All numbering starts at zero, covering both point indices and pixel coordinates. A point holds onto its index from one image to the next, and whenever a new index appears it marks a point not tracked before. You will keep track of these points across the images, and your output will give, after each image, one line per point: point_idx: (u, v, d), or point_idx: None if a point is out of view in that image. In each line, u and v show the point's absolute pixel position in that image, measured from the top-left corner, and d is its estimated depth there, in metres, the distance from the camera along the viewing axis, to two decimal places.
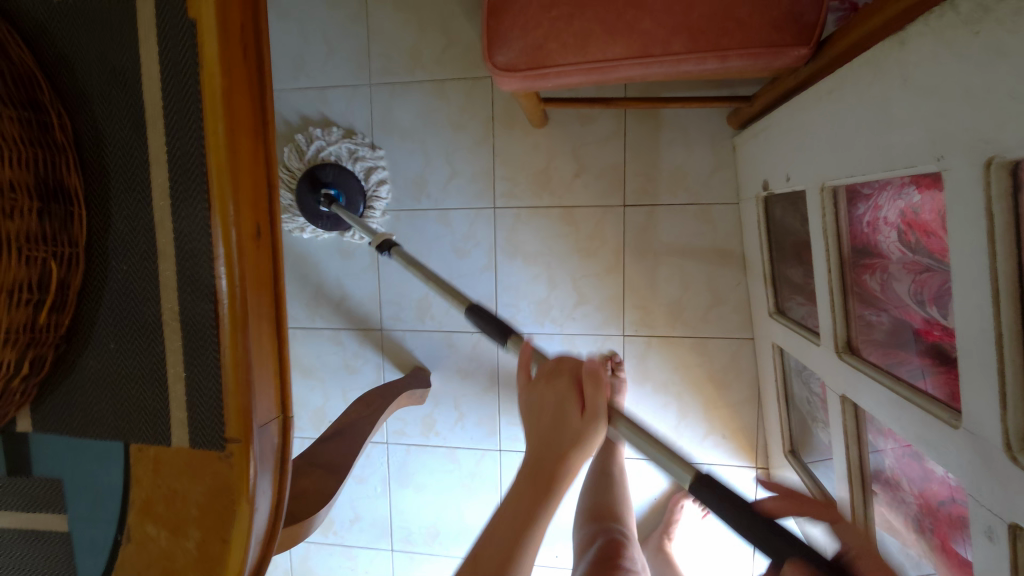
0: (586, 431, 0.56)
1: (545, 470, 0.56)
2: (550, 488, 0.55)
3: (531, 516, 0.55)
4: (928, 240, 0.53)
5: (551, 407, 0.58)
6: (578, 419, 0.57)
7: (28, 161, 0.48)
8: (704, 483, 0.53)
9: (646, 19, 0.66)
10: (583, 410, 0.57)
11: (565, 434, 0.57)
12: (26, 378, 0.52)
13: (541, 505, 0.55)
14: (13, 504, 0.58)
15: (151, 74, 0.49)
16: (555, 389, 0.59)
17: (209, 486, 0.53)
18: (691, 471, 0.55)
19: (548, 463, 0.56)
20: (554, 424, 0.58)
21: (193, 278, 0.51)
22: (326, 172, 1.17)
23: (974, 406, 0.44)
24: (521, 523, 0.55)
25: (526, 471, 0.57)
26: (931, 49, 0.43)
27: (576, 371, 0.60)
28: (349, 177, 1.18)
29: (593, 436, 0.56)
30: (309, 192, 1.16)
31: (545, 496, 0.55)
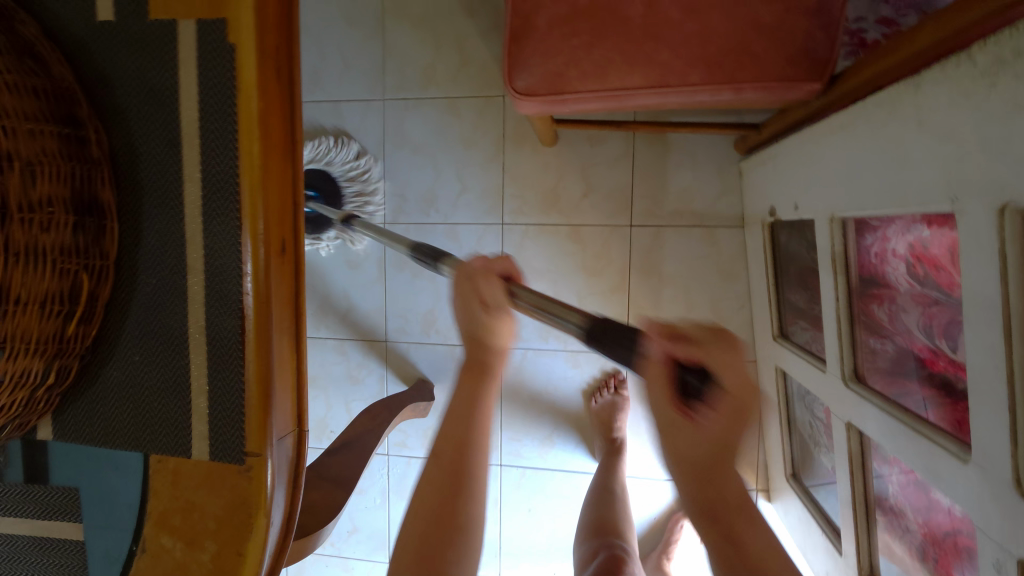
0: (497, 322, 0.63)
1: (476, 354, 0.67)
2: (485, 371, 0.68)
3: (472, 404, 0.67)
4: (936, 275, 0.54)
5: (463, 302, 0.62)
6: (483, 313, 0.62)
7: (64, 175, 0.48)
8: (594, 328, 0.48)
9: (665, 50, 0.67)
10: (486, 306, 0.61)
11: (481, 325, 0.63)
12: (50, 388, 0.53)
13: (477, 396, 0.67)
14: (29, 511, 0.59)
15: (189, 94, 0.50)
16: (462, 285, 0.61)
17: (227, 498, 0.53)
18: (575, 314, 0.51)
19: (477, 355, 0.67)
20: (464, 317, 0.63)
21: (221, 293, 0.52)
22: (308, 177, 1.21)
23: (984, 442, 0.45)
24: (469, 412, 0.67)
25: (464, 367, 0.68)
26: (947, 96, 0.45)
27: (471, 269, 0.61)
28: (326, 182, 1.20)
29: (501, 322, 0.63)
30: None
31: (481, 376, 0.67)
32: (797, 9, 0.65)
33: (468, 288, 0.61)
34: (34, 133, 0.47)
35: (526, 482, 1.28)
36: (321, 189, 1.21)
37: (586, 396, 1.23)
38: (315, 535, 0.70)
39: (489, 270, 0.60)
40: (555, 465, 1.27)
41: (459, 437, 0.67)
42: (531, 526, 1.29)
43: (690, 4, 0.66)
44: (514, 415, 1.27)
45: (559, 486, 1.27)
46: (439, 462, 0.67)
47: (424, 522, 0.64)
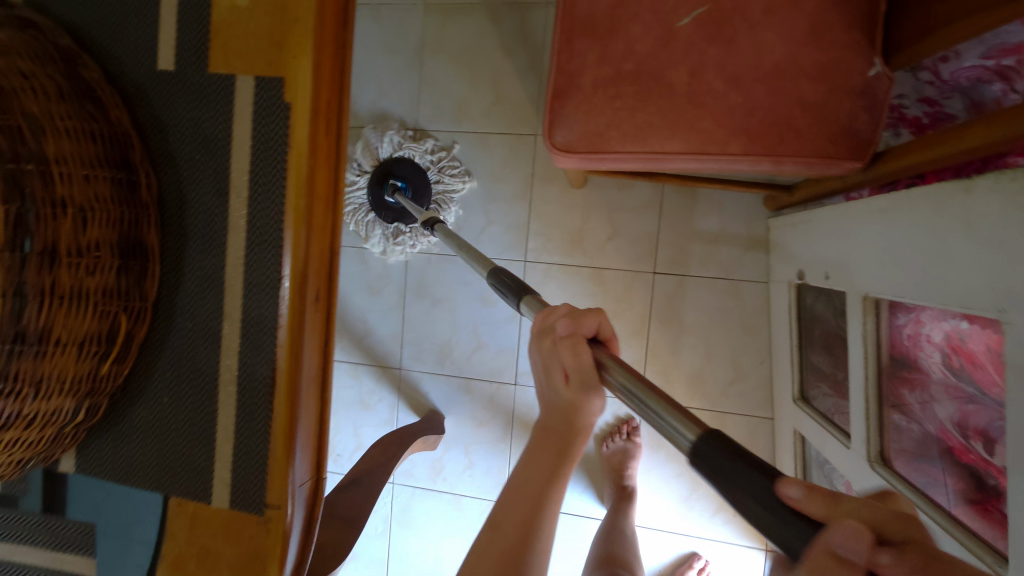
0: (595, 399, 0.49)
1: (559, 434, 0.52)
2: (568, 451, 0.52)
3: (546, 481, 0.52)
4: (973, 370, 0.54)
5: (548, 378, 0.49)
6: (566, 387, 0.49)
7: (114, 219, 0.49)
8: (707, 442, 0.35)
9: (707, 119, 0.68)
10: (569, 378, 0.48)
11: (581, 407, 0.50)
12: (79, 424, 0.53)
13: (551, 473, 0.52)
14: (41, 542, 0.58)
15: (241, 146, 0.51)
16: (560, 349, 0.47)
17: (243, 548, 0.53)
18: (696, 427, 0.36)
19: (564, 430, 0.51)
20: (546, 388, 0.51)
21: (255, 341, 0.52)
22: (401, 169, 1.20)
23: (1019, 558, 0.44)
24: (534, 496, 0.53)
25: (538, 437, 0.53)
26: (999, 205, 0.45)
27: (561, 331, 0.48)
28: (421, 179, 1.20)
29: (592, 400, 0.49)
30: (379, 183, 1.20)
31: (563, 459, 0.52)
32: (842, 89, 0.65)
33: (550, 351, 0.49)
34: (89, 178, 0.47)
35: None
36: (411, 182, 1.20)
37: (598, 441, 1.23)
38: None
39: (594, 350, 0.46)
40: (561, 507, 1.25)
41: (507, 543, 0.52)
42: None
43: (735, 77, 0.67)
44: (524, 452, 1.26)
45: (563, 529, 1.25)
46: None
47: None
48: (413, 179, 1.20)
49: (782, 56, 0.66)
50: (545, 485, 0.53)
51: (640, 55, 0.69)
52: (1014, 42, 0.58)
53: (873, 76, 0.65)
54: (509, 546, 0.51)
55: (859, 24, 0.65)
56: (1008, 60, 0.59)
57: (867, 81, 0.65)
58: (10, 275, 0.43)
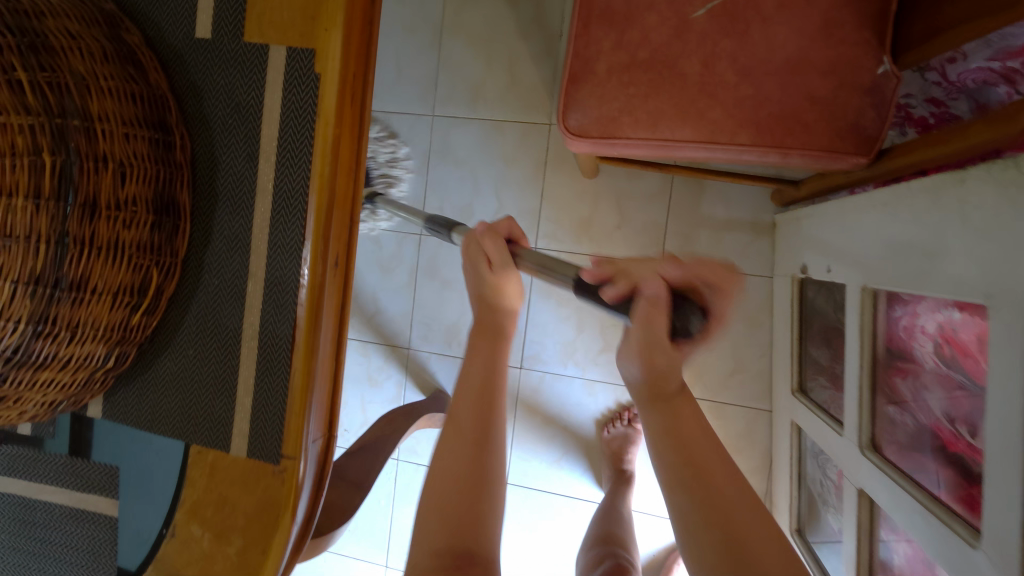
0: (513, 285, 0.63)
1: (489, 321, 0.66)
2: (500, 336, 0.66)
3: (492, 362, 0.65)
4: (964, 360, 0.56)
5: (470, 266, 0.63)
6: (489, 273, 0.61)
7: (150, 177, 0.52)
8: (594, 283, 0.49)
9: (718, 109, 0.70)
10: (491, 263, 0.60)
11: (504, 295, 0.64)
12: (108, 371, 0.56)
13: (493, 352, 0.66)
14: (69, 484, 0.62)
15: (272, 114, 0.54)
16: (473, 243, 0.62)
17: (258, 497, 0.56)
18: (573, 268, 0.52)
19: (491, 318, 0.66)
20: (475, 283, 0.64)
21: (278, 301, 0.55)
22: None
23: (995, 532, 0.46)
24: (488, 373, 0.64)
25: (477, 332, 0.67)
26: (992, 197, 0.47)
27: (475, 236, 0.61)
28: None
29: (508, 279, 0.61)
30: None
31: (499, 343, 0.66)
32: (851, 85, 0.67)
33: (471, 246, 0.61)
34: (128, 137, 0.50)
35: (530, 502, 1.30)
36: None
37: (598, 426, 1.25)
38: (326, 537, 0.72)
39: (491, 226, 0.60)
40: (560, 488, 1.28)
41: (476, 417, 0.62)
42: (530, 546, 1.30)
43: (746, 68, 0.69)
44: (526, 433, 1.29)
45: (561, 509, 1.28)
46: (452, 445, 0.61)
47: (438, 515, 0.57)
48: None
49: (793, 50, 0.68)
50: (492, 361, 0.65)
51: (654, 45, 0.71)
52: (1018, 45, 0.59)
53: (882, 73, 0.67)
54: (479, 407, 0.62)
55: (870, 23, 0.67)
56: (1014, 62, 0.60)
57: (876, 79, 0.67)
58: (54, 223, 0.46)
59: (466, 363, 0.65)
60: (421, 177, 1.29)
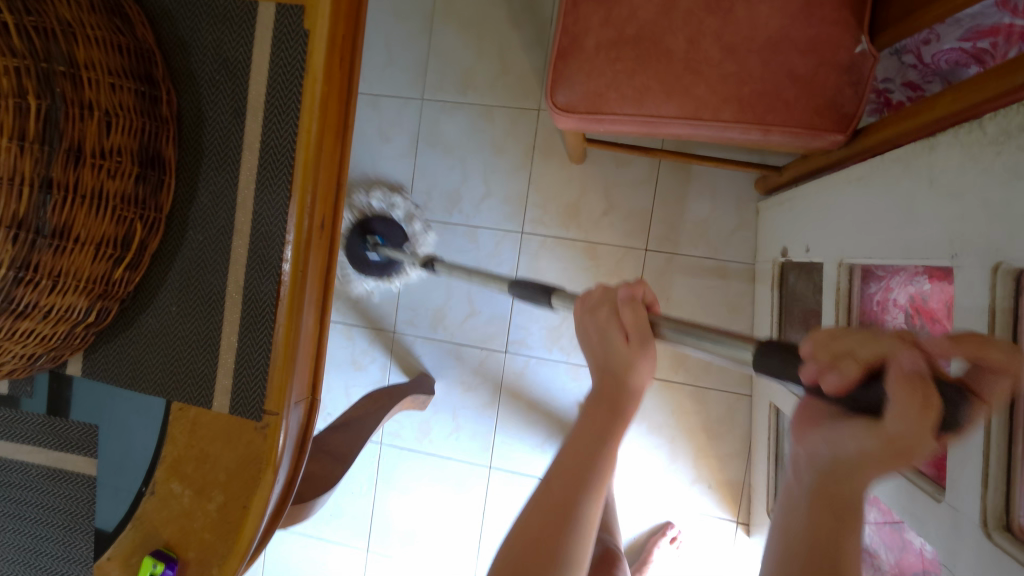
0: (643, 355, 0.52)
1: (611, 387, 0.53)
2: (621, 405, 0.53)
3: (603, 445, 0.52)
4: (932, 327, 0.58)
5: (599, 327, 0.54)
6: (624, 346, 0.52)
7: (136, 129, 0.52)
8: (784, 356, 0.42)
9: (701, 85, 0.71)
10: (629, 338, 0.52)
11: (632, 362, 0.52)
12: (89, 326, 0.56)
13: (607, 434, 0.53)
14: (46, 443, 0.61)
15: (260, 70, 0.54)
16: (602, 308, 0.54)
17: (241, 453, 0.56)
18: (751, 344, 0.46)
19: (613, 388, 0.53)
20: (602, 347, 0.54)
21: (263, 258, 0.55)
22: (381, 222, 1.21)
23: (959, 485, 0.48)
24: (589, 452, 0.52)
25: (591, 399, 0.54)
26: (958, 159, 0.49)
27: (615, 296, 0.55)
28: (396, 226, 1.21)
29: (645, 358, 0.52)
30: (357, 239, 1.20)
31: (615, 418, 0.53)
32: (830, 64, 0.69)
33: (604, 316, 0.54)
34: (115, 87, 0.50)
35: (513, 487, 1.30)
36: (389, 235, 1.21)
37: None
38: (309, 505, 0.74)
39: (632, 294, 0.53)
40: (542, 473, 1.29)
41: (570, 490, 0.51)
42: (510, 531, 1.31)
43: (730, 46, 0.70)
44: (510, 417, 1.29)
45: None
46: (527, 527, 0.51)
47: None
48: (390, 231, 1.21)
49: (775, 29, 0.69)
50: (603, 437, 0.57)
51: (642, 21, 0.72)
52: (989, 24, 0.62)
53: (859, 53, 0.69)
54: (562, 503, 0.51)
55: (849, 4, 0.69)
56: (984, 43, 0.63)
57: (854, 58, 0.69)
58: (38, 167, 0.46)
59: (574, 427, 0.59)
60: (410, 162, 1.30)
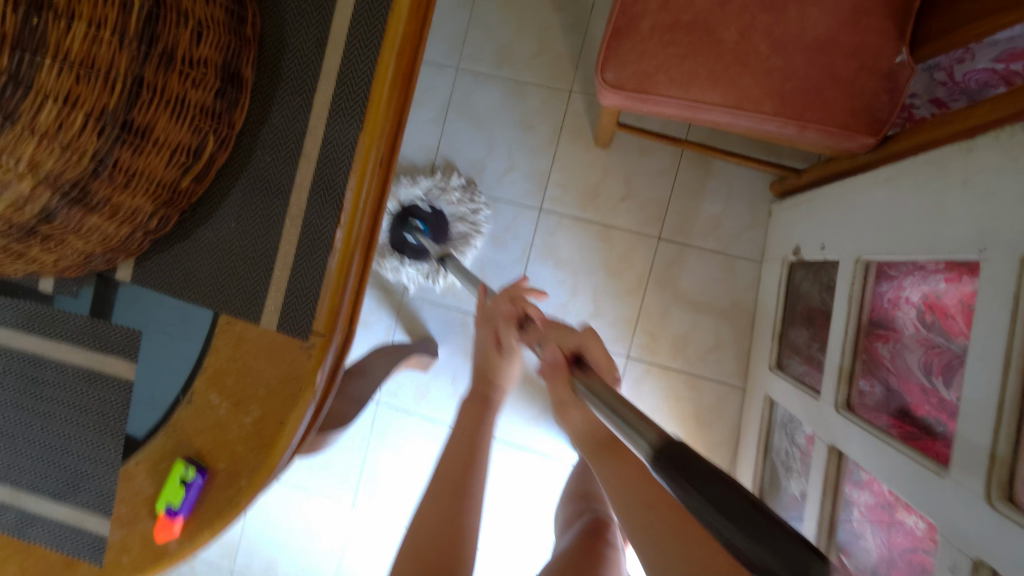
0: (501, 361, 0.74)
1: (477, 389, 0.73)
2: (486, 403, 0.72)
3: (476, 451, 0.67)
4: (944, 321, 0.62)
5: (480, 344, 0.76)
6: (497, 353, 0.74)
7: (222, 44, 0.53)
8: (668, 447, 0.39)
9: (748, 77, 0.74)
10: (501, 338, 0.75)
11: (485, 362, 0.74)
12: (149, 232, 0.57)
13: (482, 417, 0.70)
14: (86, 344, 0.62)
15: (346, 2, 0.56)
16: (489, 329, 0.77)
17: (282, 369, 0.58)
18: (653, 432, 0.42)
19: (480, 389, 0.73)
20: (480, 362, 0.75)
21: (327, 184, 0.57)
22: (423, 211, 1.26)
23: (966, 460, 0.52)
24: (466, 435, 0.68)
25: (466, 401, 0.72)
26: (996, 161, 0.53)
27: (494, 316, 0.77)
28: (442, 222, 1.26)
29: (507, 365, 0.75)
30: (400, 226, 1.26)
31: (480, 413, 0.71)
32: (871, 69, 0.73)
33: (488, 329, 0.77)
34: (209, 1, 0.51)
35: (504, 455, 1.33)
36: (432, 224, 1.26)
37: None
38: (317, 440, 0.77)
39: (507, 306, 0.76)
40: (533, 446, 1.32)
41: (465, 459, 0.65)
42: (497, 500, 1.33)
43: (780, 42, 0.74)
44: None
45: (534, 466, 1.31)
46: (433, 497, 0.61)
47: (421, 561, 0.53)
48: (433, 222, 1.25)
49: (823, 31, 0.73)
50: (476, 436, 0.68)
51: (698, 9, 0.75)
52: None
53: (899, 63, 0.73)
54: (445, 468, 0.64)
55: (894, 15, 0.73)
56: (1016, 66, 0.67)
57: (893, 66, 0.73)
58: (132, 65, 0.46)
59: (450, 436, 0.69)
60: (437, 129, 1.31)
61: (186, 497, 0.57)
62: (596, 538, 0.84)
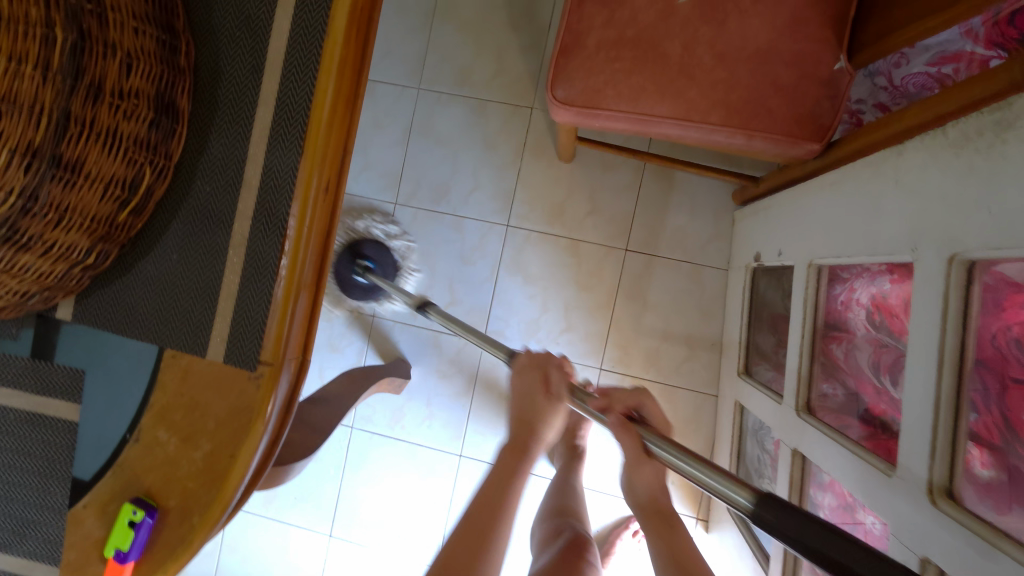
0: (550, 410, 0.74)
1: (520, 436, 0.74)
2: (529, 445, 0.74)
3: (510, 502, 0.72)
4: (890, 321, 0.63)
5: (527, 394, 0.76)
6: (545, 399, 0.74)
7: (153, 75, 0.53)
8: (768, 504, 0.44)
9: (693, 89, 0.76)
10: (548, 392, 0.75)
11: (535, 414, 0.75)
12: (87, 268, 0.56)
13: (516, 471, 0.73)
14: (30, 387, 0.60)
15: (281, 29, 0.56)
16: (533, 382, 0.76)
17: (230, 401, 0.56)
18: (749, 490, 0.46)
19: (524, 437, 0.74)
20: (526, 402, 0.75)
21: (270, 211, 0.56)
22: (370, 247, 1.26)
23: (908, 458, 0.52)
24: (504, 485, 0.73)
25: (510, 446, 0.75)
26: (922, 162, 0.55)
27: (545, 364, 0.77)
28: (387, 257, 1.27)
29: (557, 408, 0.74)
30: (347, 262, 1.24)
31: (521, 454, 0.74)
32: (811, 77, 0.74)
33: (534, 380, 0.76)
34: (137, 31, 0.51)
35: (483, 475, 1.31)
36: (380, 261, 1.26)
37: None
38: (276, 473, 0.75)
39: (559, 364, 0.76)
40: None
41: (488, 500, 0.71)
42: None
43: (722, 53, 0.75)
44: (483, 407, 1.31)
45: None
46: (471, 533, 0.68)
47: (466, 537, 0.68)
48: (381, 257, 1.26)
49: (763, 41, 0.74)
50: (512, 473, 0.73)
51: (641, 25, 0.76)
52: (955, 51, 0.68)
53: (838, 70, 0.74)
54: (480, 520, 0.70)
55: (831, 24, 0.75)
56: (947, 68, 0.69)
57: (833, 74, 0.74)
58: (58, 100, 0.46)
59: (495, 467, 0.74)
60: (401, 151, 1.32)
61: (136, 539, 0.56)
62: (574, 555, 0.83)
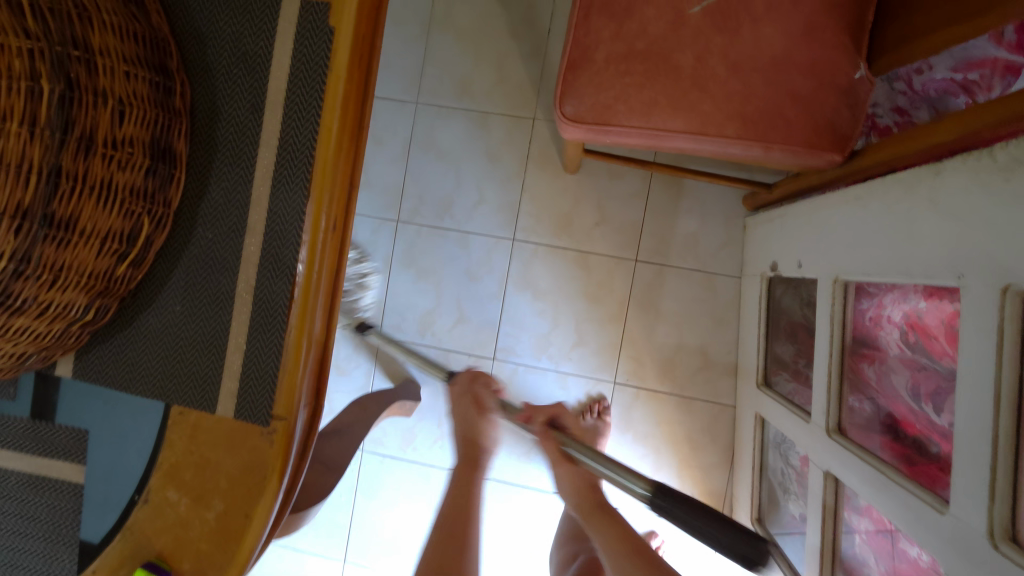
0: (487, 425, 0.87)
1: (469, 453, 0.86)
2: (478, 462, 0.86)
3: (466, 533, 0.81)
4: (927, 342, 0.61)
5: (461, 414, 0.89)
6: (476, 416, 0.87)
7: (149, 121, 0.50)
8: (664, 495, 0.61)
9: (708, 102, 0.73)
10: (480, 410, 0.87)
11: (475, 430, 0.87)
12: (86, 324, 0.53)
13: (472, 481, 0.85)
14: (31, 449, 0.58)
15: (280, 64, 0.53)
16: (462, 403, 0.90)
17: (244, 459, 0.54)
18: (646, 481, 0.63)
19: (471, 453, 0.86)
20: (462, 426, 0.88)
21: (277, 258, 0.53)
22: None
23: (964, 495, 0.51)
24: (464, 499, 0.83)
25: (462, 462, 0.86)
26: (965, 184, 0.52)
27: (472, 390, 0.90)
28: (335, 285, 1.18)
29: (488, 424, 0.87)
30: None
31: (476, 469, 0.85)
32: (830, 86, 0.71)
33: (466, 403, 0.89)
34: (129, 76, 0.48)
35: (498, 494, 1.28)
36: None
37: None
38: (294, 517, 0.72)
39: (483, 386, 0.90)
40: (527, 482, 1.28)
41: (454, 514, 0.82)
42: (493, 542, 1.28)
43: (737, 64, 0.72)
44: None
45: (527, 502, 1.28)
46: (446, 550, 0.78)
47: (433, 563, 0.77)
48: None
49: (779, 50, 0.72)
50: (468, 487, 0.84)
51: (652, 37, 0.73)
52: (980, 56, 0.65)
53: (857, 78, 0.72)
54: (442, 543, 0.80)
55: (849, 30, 0.72)
56: (973, 74, 0.66)
57: (852, 82, 0.72)
58: (47, 155, 0.43)
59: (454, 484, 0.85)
60: (401, 167, 1.28)
61: None
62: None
